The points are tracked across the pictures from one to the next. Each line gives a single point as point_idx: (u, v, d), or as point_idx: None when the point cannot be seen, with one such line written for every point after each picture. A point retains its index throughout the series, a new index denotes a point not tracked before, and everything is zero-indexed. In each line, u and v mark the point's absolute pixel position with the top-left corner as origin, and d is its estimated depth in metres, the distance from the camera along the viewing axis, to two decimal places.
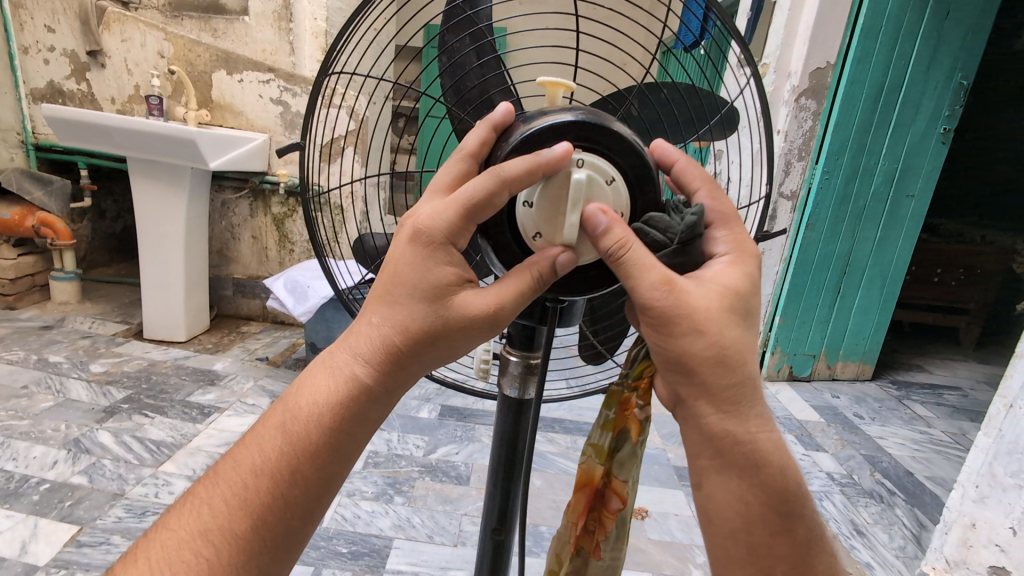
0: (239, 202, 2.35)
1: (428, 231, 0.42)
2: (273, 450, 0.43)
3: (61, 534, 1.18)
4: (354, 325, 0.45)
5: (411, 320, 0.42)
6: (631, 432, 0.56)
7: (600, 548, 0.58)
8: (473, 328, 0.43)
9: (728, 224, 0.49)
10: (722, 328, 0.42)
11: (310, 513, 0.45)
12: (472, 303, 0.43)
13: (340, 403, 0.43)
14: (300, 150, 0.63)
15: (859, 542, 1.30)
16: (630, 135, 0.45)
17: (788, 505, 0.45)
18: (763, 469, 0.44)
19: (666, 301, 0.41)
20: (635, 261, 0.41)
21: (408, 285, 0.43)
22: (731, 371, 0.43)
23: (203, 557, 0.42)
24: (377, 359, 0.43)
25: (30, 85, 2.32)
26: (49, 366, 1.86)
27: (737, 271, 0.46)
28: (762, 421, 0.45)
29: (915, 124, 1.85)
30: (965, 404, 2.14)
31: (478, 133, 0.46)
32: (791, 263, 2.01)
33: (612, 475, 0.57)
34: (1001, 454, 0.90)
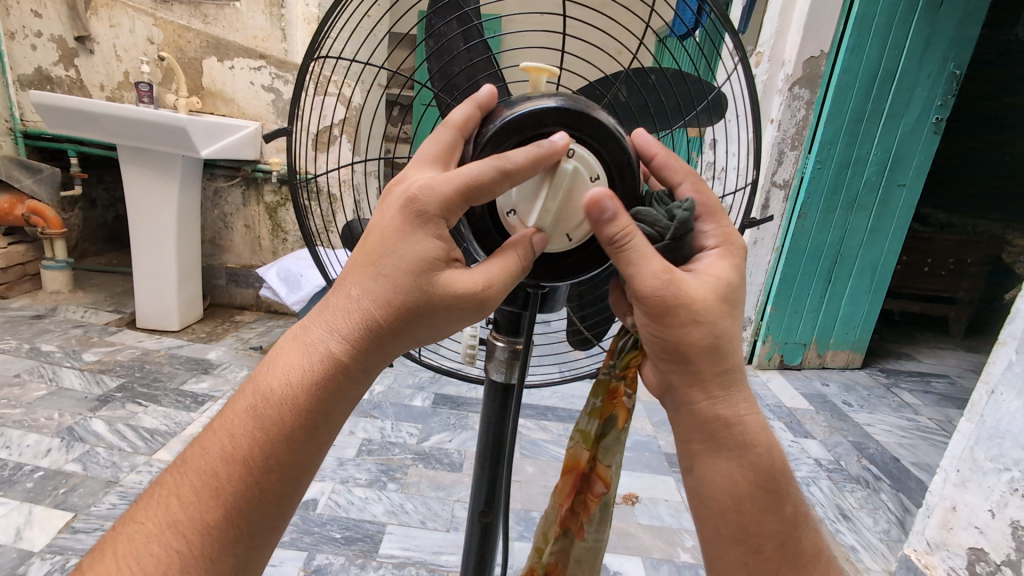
0: (231, 191, 2.33)
1: (425, 199, 0.41)
2: (245, 434, 0.42)
3: (55, 520, 1.19)
4: (330, 301, 0.44)
5: (393, 295, 0.41)
6: (619, 420, 0.56)
7: (584, 529, 0.60)
8: (458, 305, 0.42)
9: (716, 217, 0.49)
10: (716, 317, 0.43)
11: (285, 499, 0.44)
12: (461, 280, 0.42)
13: (317, 383, 0.42)
14: (288, 137, 0.62)
15: (844, 526, 1.33)
16: (612, 124, 0.46)
17: (776, 484, 0.47)
18: (754, 449, 0.46)
19: (667, 290, 0.42)
20: (639, 248, 0.42)
21: (390, 258, 0.41)
22: (720, 358, 0.44)
23: (174, 549, 0.41)
24: (356, 335, 0.42)
25: (17, 71, 2.29)
26: (41, 354, 1.86)
27: (726, 263, 0.47)
28: (751, 403, 0.46)
29: (907, 114, 1.86)
30: (952, 392, 2.17)
31: (463, 110, 0.46)
32: (783, 252, 2.02)
33: (597, 460, 0.57)
34: (982, 439, 0.92)
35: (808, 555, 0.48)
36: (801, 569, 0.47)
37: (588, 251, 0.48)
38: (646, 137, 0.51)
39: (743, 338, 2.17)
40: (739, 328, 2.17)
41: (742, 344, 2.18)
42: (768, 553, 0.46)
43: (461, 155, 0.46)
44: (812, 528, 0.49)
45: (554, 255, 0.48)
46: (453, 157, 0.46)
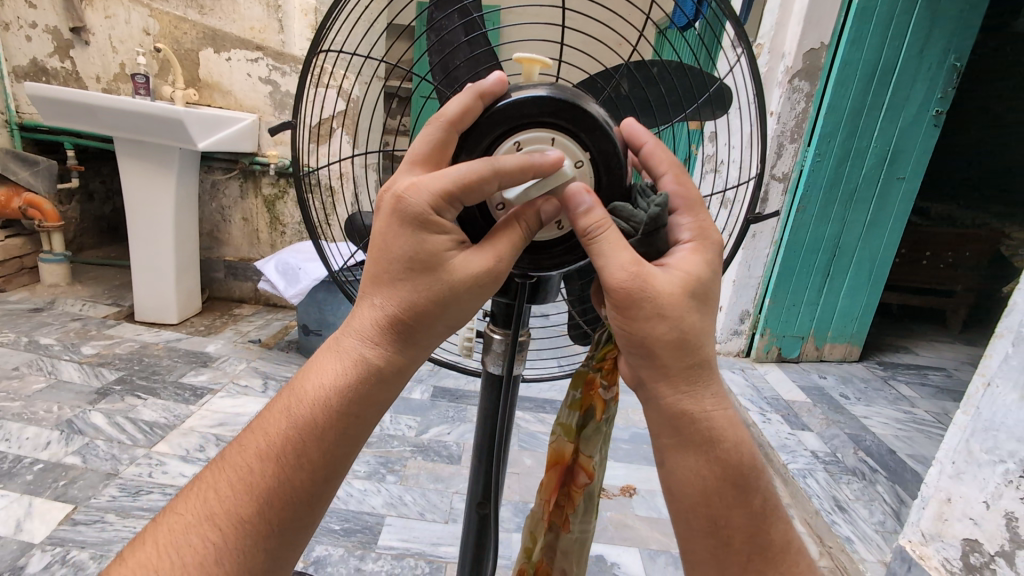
0: (229, 183, 2.32)
1: (417, 202, 0.40)
2: (280, 432, 0.41)
3: (55, 512, 1.20)
4: (356, 305, 0.44)
5: (418, 297, 0.41)
6: (598, 410, 0.57)
7: (570, 521, 0.60)
8: (477, 289, 0.42)
9: (694, 210, 0.48)
10: (683, 312, 0.42)
11: (318, 498, 0.42)
12: (472, 263, 0.41)
13: (350, 385, 0.42)
14: (292, 129, 0.61)
15: (840, 517, 1.34)
16: (602, 116, 0.45)
17: (744, 477, 0.46)
18: (720, 444, 0.45)
19: (633, 283, 0.41)
20: (609, 241, 0.42)
21: (403, 254, 0.41)
22: (687, 353, 0.44)
23: (211, 541, 0.40)
24: (386, 338, 0.42)
25: (12, 63, 2.27)
26: (40, 348, 1.86)
27: (698, 258, 0.45)
28: (718, 399, 0.46)
29: (907, 107, 1.86)
30: (948, 385, 2.18)
31: (461, 99, 0.43)
32: (781, 245, 2.02)
33: (579, 452, 0.57)
34: (977, 431, 0.92)
35: (778, 545, 0.47)
36: (771, 561, 0.47)
37: (575, 240, 0.47)
38: (636, 127, 0.50)
39: (741, 331, 2.18)
40: (737, 322, 2.17)
41: (739, 337, 2.18)
42: (738, 545, 0.46)
43: (455, 147, 0.44)
44: (784, 517, 0.49)
45: (540, 246, 0.48)
46: (444, 150, 0.44)
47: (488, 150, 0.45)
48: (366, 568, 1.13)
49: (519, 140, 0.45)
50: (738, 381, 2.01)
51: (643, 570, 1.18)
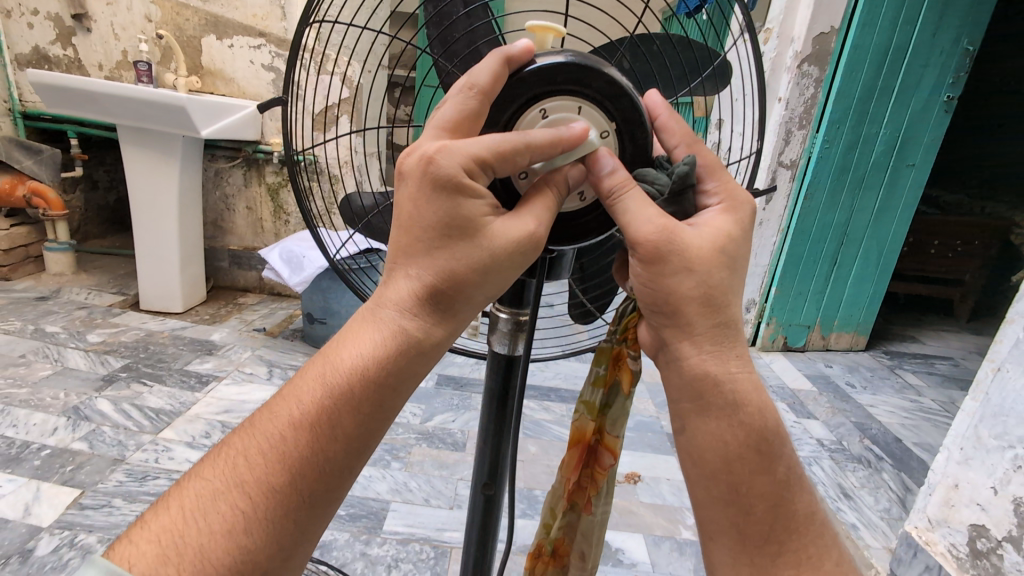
0: (233, 172, 2.31)
1: (451, 167, 0.38)
2: (314, 401, 0.40)
3: (63, 497, 1.21)
4: (390, 274, 0.42)
5: (455, 266, 0.40)
6: (625, 384, 0.55)
7: (591, 502, 0.59)
8: (515, 260, 0.41)
9: (717, 174, 0.47)
10: (711, 268, 0.42)
11: (348, 471, 0.41)
12: (510, 232, 0.40)
13: (388, 356, 0.40)
14: (283, 106, 0.59)
15: (846, 504, 1.33)
16: (627, 85, 0.44)
17: (768, 443, 0.44)
18: (743, 408, 0.44)
19: (661, 238, 0.41)
20: (636, 199, 0.41)
21: (441, 220, 0.39)
22: (713, 312, 0.43)
23: (239, 509, 0.39)
24: (424, 309, 0.41)
25: (14, 50, 2.26)
26: (46, 336, 1.87)
27: (728, 218, 0.45)
28: (744, 361, 0.45)
29: (918, 92, 1.83)
30: (955, 373, 2.17)
31: (490, 65, 0.41)
32: (788, 233, 2.00)
33: (603, 431, 0.57)
34: (986, 417, 0.92)
35: (803, 517, 0.45)
36: (795, 532, 0.45)
37: (602, 210, 0.46)
38: (658, 98, 0.48)
39: (747, 320, 2.17)
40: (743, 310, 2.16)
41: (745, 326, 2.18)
42: (760, 514, 0.44)
43: (483, 118, 0.42)
44: (808, 487, 0.47)
45: (567, 218, 0.47)
46: (474, 120, 0.42)
47: (513, 119, 0.44)
48: (372, 553, 1.14)
49: (546, 108, 0.43)
50: None
51: (646, 557, 1.18)
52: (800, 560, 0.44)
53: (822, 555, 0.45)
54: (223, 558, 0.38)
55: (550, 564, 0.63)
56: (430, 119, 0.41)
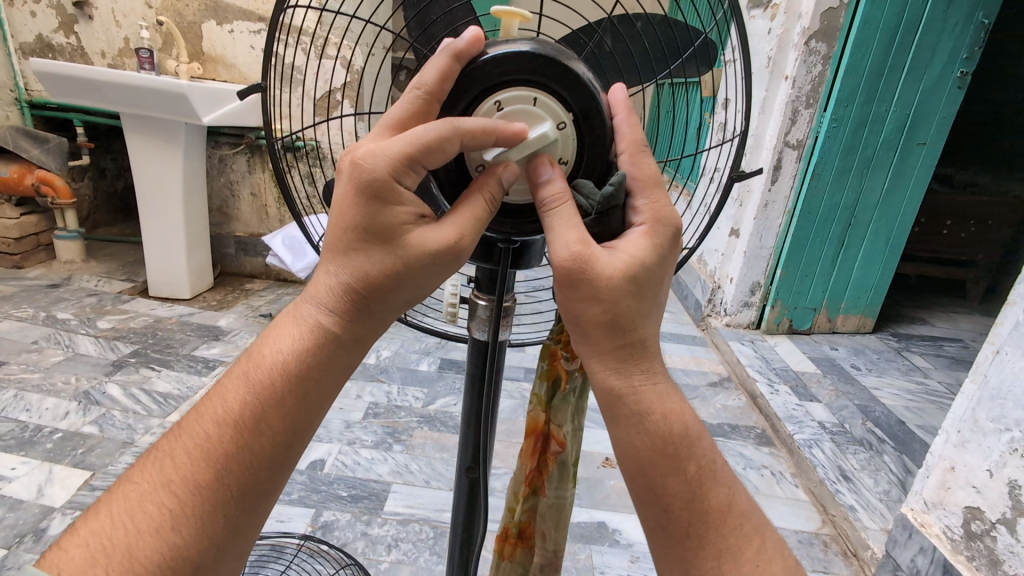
0: (236, 158, 2.32)
1: (370, 168, 0.38)
2: (238, 398, 0.41)
3: (75, 478, 1.24)
4: (315, 272, 0.43)
5: (373, 268, 0.40)
6: (563, 380, 0.56)
7: (546, 487, 0.59)
8: (437, 263, 0.40)
9: (650, 191, 0.43)
10: (619, 297, 0.40)
11: (276, 466, 0.42)
12: (431, 240, 0.39)
13: (305, 351, 0.41)
14: (262, 93, 0.59)
15: (845, 487, 1.34)
16: (587, 76, 0.42)
17: (679, 444, 0.43)
18: (645, 418, 0.43)
19: (574, 264, 0.39)
20: (563, 216, 0.40)
21: (357, 221, 0.39)
22: (619, 334, 0.42)
23: (169, 507, 0.40)
24: (342, 303, 0.41)
25: (18, 40, 2.27)
26: (58, 322, 1.91)
27: (648, 242, 0.42)
28: (649, 374, 0.44)
29: (930, 68, 1.77)
30: (963, 356, 2.14)
31: (438, 63, 0.40)
32: (795, 215, 1.97)
33: (551, 421, 0.57)
34: (984, 400, 0.91)
35: (723, 514, 0.44)
36: (716, 528, 0.43)
37: None
38: (622, 93, 0.45)
39: (752, 303, 2.15)
40: (748, 293, 2.14)
41: (750, 309, 2.16)
42: (678, 512, 0.43)
43: (436, 116, 0.42)
44: (731, 483, 0.46)
45: (518, 211, 0.46)
46: (423, 120, 0.41)
47: (467, 110, 0.42)
48: (372, 533, 1.16)
49: (500, 100, 0.42)
50: (746, 353, 1.99)
51: (642, 535, 1.20)
52: (722, 557, 0.43)
53: (746, 547, 0.44)
54: (152, 556, 0.39)
55: (518, 546, 0.63)
56: (375, 117, 0.40)
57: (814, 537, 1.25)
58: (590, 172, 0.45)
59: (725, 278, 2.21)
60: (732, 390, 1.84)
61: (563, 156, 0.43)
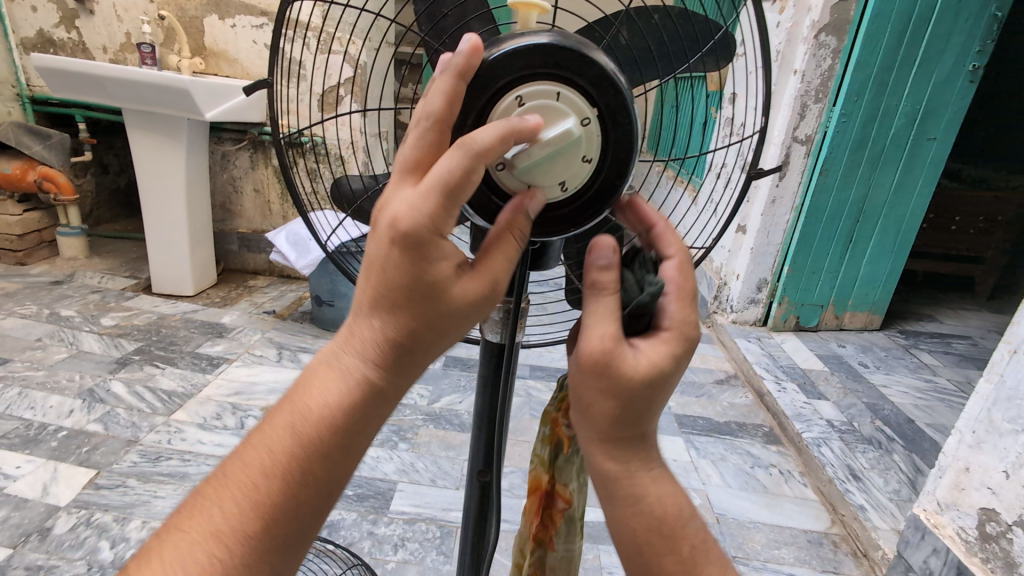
0: (239, 154, 2.31)
1: (413, 220, 0.35)
2: (283, 452, 0.39)
3: (80, 477, 1.24)
4: (354, 319, 0.40)
5: (421, 324, 0.38)
6: (565, 444, 0.54)
7: (554, 541, 0.58)
8: (478, 312, 0.39)
9: (682, 302, 0.43)
10: (633, 394, 0.40)
11: (321, 512, 0.41)
12: (475, 290, 0.38)
13: (352, 404, 0.39)
14: (269, 89, 0.57)
15: (854, 485, 1.33)
16: (611, 69, 0.40)
17: (673, 527, 0.45)
18: (641, 505, 0.44)
19: (599, 357, 0.39)
20: (603, 307, 0.40)
21: (404, 277, 0.36)
22: (624, 426, 0.43)
23: (219, 560, 0.38)
24: (388, 357, 0.39)
25: (19, 35, 2.26)
26: (61, 320, 1.90)
27: (668, 348, 0.42)
28: (647, 461, 0.45)
29: (941, 62, 1.75)
30: (972, 353, 2.12)
31: (445, 85, 0.38)
32: (802, 211, 1.95)
33: (555, 480, 0.56)
34: (1000, 400, 0.90)
35: None
36: None
37: (583, 201, 0.43)
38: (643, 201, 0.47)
39: (759, 300, 2.13)
40: (754, 290, 2.12)
41: (757, 306, 2.14)
42: None
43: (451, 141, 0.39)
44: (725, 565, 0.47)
45: (542, 213, 0.43)
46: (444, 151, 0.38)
47: (487, 107, 0.40)
48: (379, 532, 1.16)
49: (522, 95, 0.40)
50: (754, 350, 1.97)
51: None
52: None
53: None
54: None
55: None
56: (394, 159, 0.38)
57: (823, 537, 1.24)
58: (617, 173, 0.42)
59: (731, 274, 2.19)
60: (739, 388, 1.83)
61: (588, 153, 0.41)
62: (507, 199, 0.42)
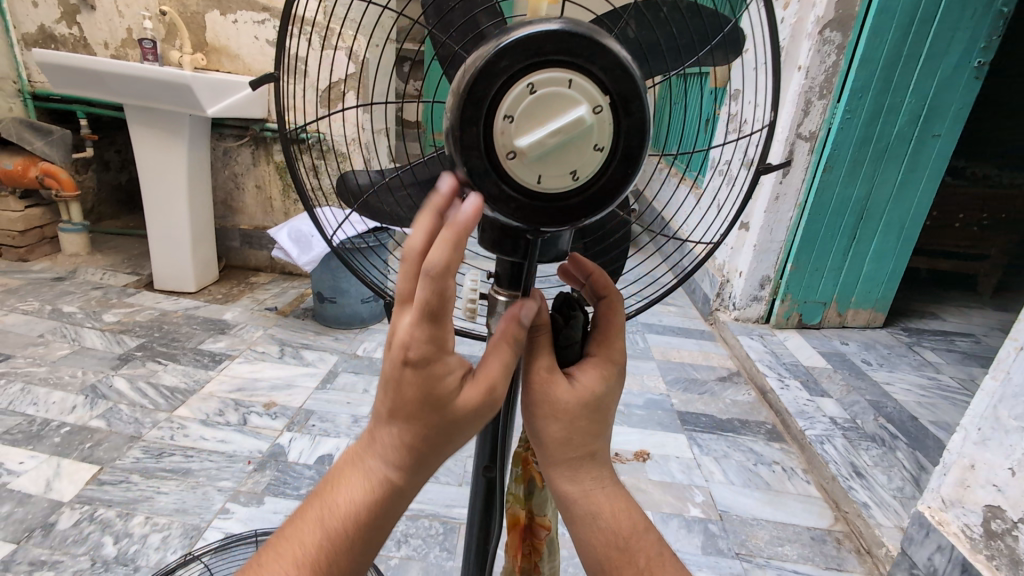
0: (241, 151, 2.30)
1: (420, 346, 0.38)
2: (312, 545, 0.43)
3: (83, 472, 1.24)
4: (375, 427, 0.43)
5: (434, 433, 0.41)
6: (537, 480, 0.61)
7: (540, 566, 0.66)
8: (483, 417, 0.42)
9: (609, 337, 0.51)
10: (573, 417, 0.47)
11: None
12: (480, 399, 0.41)
13: (374, 502, 0.42)
14: (276, 83, 0.56)
15: (857, 483, 1.32)
16: (623, 57, 0.39)
17: (627, 540, 0.49)
18: (598, 520, 0.48)
19: (539, 386, 0.46)
20: (541, 343, 0.47)
21: (419, 396, 0.39)
22: (573, 448, 0.48)
23: None
24: (406, 462, 0.42)
25: (21, 30, 2.25)
26: (63, 316, 1.90)
27: (599, 374, 0.49)
28: (599, 480, 0.49)
29: (947, 59, 1.74)
30: (976, 351, 2.12)
31: (424, 222, 0.40)
32: (806, 208, 1.94)
33: (533, 514, 0.63)
34: (1006, 398, 0.89)
35: None
36: None
37: (596, 190, 0.41)
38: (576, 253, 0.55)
39: (762, 297, 2.12)
40: (757, 287, 2.12)
41: (759, 303, 2.14)
42: None
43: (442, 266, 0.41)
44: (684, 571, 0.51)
45: (554, 206, 0.41)
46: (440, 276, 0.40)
47: (497, 97, 0.38)
48: None
49: (533, 82, 0.38)
50: (756, 347, 1.97)
51: None
52: None
53: None
54: None
55: None
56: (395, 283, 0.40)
57: (827, 533, 1.24)
58: (630, 162, 0.41)
59: (734, 271, 2.18)
60: (742, 385, 1.83)
61: (601, 141, 0.39)
62: (520, 190, 0.40)
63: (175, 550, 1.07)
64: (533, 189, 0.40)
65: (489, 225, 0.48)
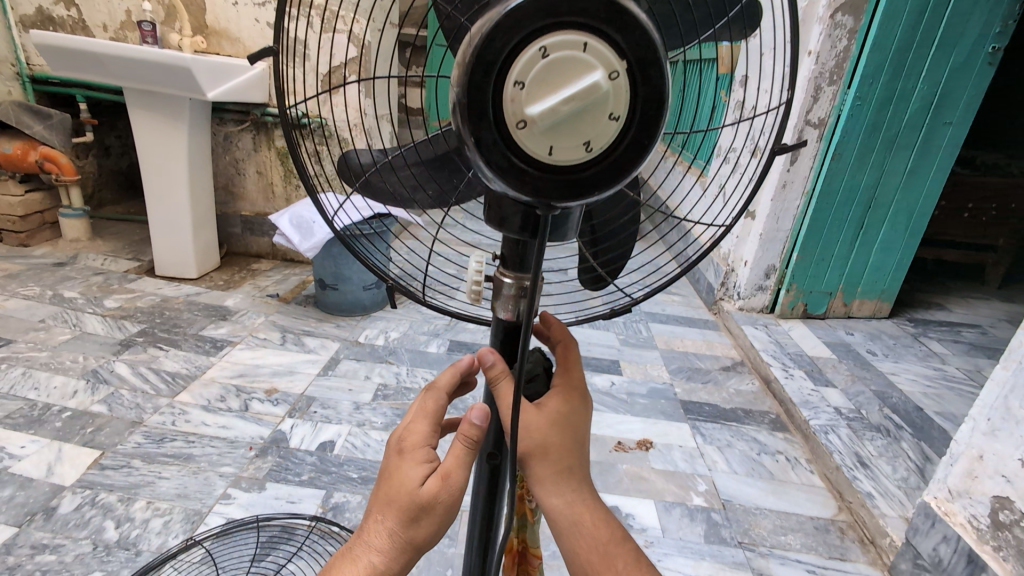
0: (242, 136, 2.28)
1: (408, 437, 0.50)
2: None
3: (84, 457, 1.24)
4: (366, 520, 0.49)
5: (408, 512, 0.47)
6: (529, 515, 0.69)
7: None
8: (451, 498, 0.48)
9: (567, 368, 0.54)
10: (545, 435, 0.49)
11: None
12: (444, 479, 0.47)
13: None
14: (275, 58, 0.53)
15: (862, 472, 1.31)
16: (643, 19, 0.37)
17: (608, 546, 0.50)
18: (581, 529, 0.49)
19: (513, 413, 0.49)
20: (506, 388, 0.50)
21: (399, 476, 0.48)
22: (550, 460, 0.49)
23: None
24: (390, 547, 0.48)
25: (18, 12, 2.22)
26: (64, 301, 1.89)
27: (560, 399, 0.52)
28: (580, 489, 0.50)
29: (961, 43, 1.70)
30: (982, 343, 2.10)
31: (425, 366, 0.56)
32: (814, 195, 1.91)
33: (526, 543, 0.71)
34: (1018, 388, 0.87)
35: None
36: None
37: (610, 160, 0.39)
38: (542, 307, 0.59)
39: (766, 287, 2.11)
40: (762, 277, 2.10)
41: (764, 293, 2.12)
42: None
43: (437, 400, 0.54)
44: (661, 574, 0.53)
45: (564, 179, 0.39)
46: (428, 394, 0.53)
47: (506, 62, 0.37)
48: None
49: (546, 45, 0.36)
50: (760, 337, 1.95)
51: (656, 521, 1.20)
52: None
53: None
54: None
55: None
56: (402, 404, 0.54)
57: (830, 523, 1.24)
58: (647, 131, 0.39)
59: (739, 261, 2.16)
60: (745, 375, 1.81)
61: (617, 110, 0.37)
62: (529, 161, 0.38)
63: (177, 535, 1.07)
64: (543, 161, 0.38)
65: (496, 201, 0.46)
